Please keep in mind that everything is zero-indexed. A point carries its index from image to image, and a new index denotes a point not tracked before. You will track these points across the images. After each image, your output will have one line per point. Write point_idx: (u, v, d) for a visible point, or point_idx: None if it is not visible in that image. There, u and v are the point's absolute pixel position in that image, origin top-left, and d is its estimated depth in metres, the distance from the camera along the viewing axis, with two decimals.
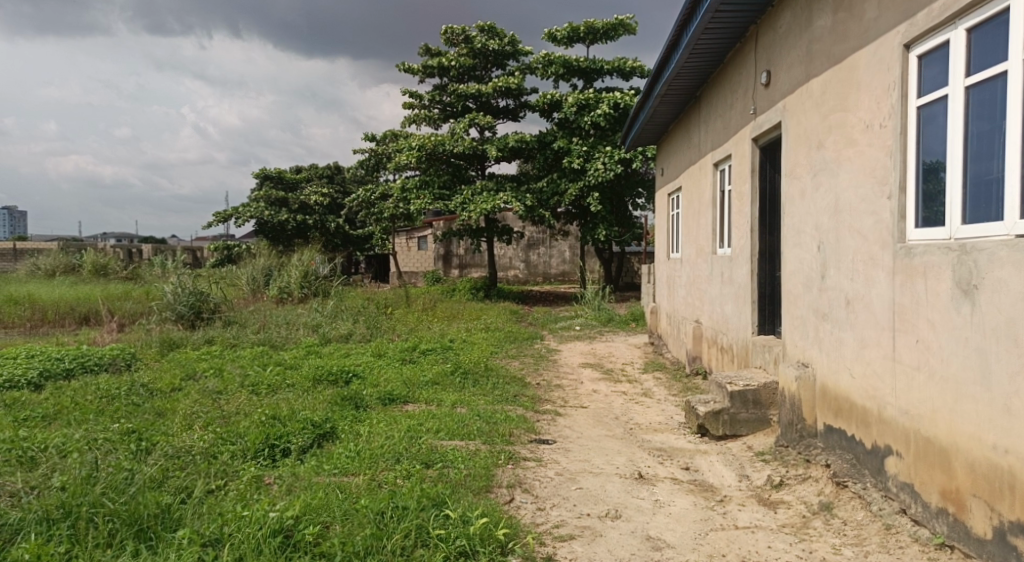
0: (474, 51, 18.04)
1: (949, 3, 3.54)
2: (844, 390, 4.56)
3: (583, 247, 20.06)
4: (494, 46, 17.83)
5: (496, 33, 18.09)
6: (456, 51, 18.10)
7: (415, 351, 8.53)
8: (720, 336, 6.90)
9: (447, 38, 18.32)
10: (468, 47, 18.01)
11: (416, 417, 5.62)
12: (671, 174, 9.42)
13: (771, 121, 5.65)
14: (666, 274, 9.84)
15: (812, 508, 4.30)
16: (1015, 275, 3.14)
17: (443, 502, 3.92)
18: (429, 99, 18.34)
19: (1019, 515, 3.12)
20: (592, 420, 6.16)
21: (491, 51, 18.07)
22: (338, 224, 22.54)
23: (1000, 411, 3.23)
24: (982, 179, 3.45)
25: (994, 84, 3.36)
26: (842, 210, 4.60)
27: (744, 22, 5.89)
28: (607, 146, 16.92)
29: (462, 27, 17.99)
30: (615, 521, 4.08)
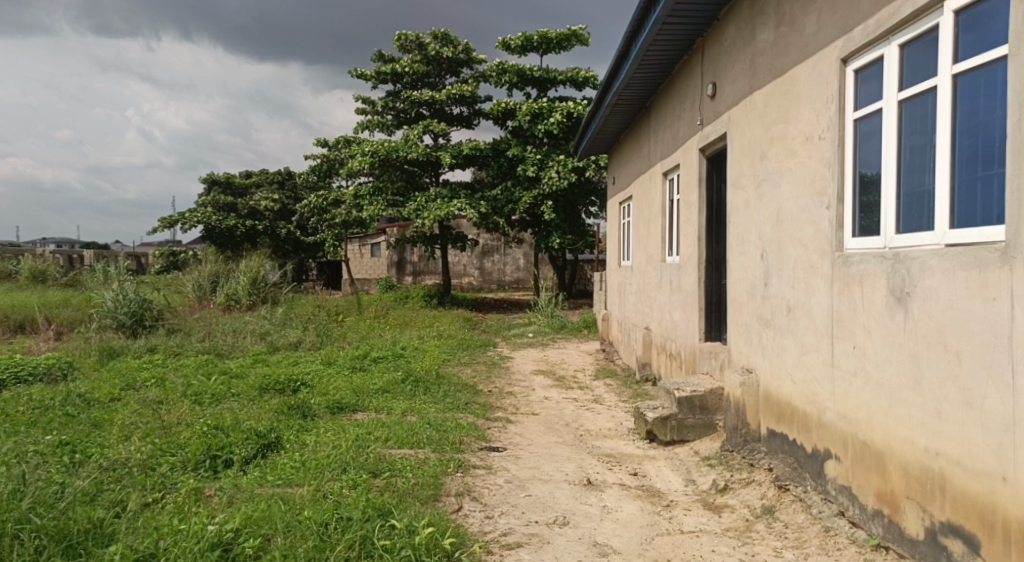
0: (428, 58, 18.05)
1: (884, 19, 3.67)
2: (785, 395, 4.66)
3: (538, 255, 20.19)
4: (448, 54, 17.90)
5: (450, 41, 18.14)
6: (410, 57, 18.08)
7: (366, 359, 8.46)
8: (668, 343, 6.99)
9: (401, 44, 18.32)
10: (422, 54, 18.00)
11: (364, 425, 5.56)
12: (623, 183, 9.54)
13: (717, 132, 5.76)
14: (617, 282, 9.95)
15: (755, 511, 4.37)
16: (944, 283, 3.26)
17: (389, 512, 3.89)
18: (382, 105, 18.31)
19: (949, 516, 3.22)
20: (543, 427, 6.18)
21: (445, 59, 18.14)
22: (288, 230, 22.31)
23: (931, 414, 3.33)
24: (915, 190, 3.56)
25: (923, 100, 3.48)
26: (784, 219, 4.71)
27: (692, 35, 6.00)
28: (560, 155, 17.07)
29: (416, 34, 17.99)
30: (563, 527, 4.10)
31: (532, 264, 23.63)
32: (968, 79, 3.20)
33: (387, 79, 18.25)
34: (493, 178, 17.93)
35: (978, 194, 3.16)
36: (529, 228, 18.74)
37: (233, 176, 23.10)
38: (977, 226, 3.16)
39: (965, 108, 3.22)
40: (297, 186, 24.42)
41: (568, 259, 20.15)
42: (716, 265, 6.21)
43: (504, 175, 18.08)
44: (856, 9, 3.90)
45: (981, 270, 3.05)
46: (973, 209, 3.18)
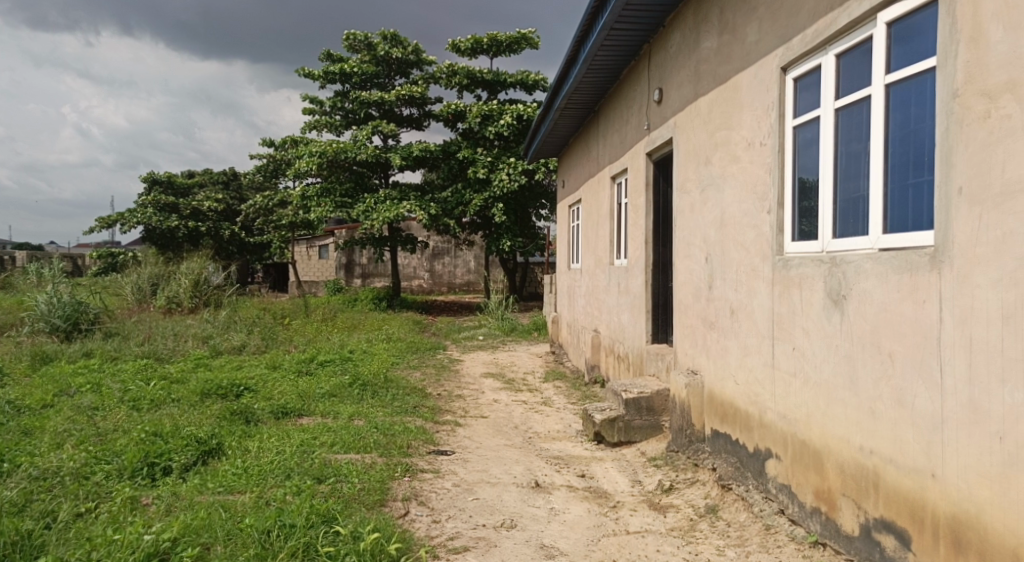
0: (377, 58, 17.92)
1: (821, 30, 3.78)
2: (729, 396, 4.76)
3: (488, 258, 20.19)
4: (398, 54, 17.80)
5: (399, 42, 18.05)
6: (359, 58, 17.93)
7: (313, 363, 8.33)
8: (616, 345, 7.06)
9: (350, 44, 18.15)
10: (370, 54, 17.88)
11: (309, 430, 5.48)
12: (572, 186, 9.61)
13: (663, 137, 5.84)
14: (566, 285, 10.02)
15: (699, 511, 4.44)
16: (878, 286, 3.36)
17: (333, 518, 3.84)
18: (330, 105, 18.09)
19: (882, 512, 3.32)
20: (492, 430, 6.18)
21: (395, 60, 18.03)
22: (232, 231, 21.88)
23: (866, 414, 3.44)
24: (850, 197, 3.67)
25: (859, 109, 3.59)
26: (727, 223, 4.81)
27: (638, 41, 6.09)
28: (511, 158, 17.15)
29: (364, 34, 17.87)
30: (510, 530, 4.09)
31: (482, 266, 23.67)
32: (900, 89, 3.31)
33: (335, 78, 18.03)
34: (444, 180, 17.88)
35: (909, 200, 3.26)
36: (479, 230, 18.74)
37: (175, 176, 22.56)
38: (908, 231, 3.26)
39: (897, 118, 3.33)
40: (242, 186, 24.15)
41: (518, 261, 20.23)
42: (663, 268, 6.29)
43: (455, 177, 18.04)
44: (795, 19, 4.01)
45: (911, 273, 3.15)
46: (905, 215, 3.29)
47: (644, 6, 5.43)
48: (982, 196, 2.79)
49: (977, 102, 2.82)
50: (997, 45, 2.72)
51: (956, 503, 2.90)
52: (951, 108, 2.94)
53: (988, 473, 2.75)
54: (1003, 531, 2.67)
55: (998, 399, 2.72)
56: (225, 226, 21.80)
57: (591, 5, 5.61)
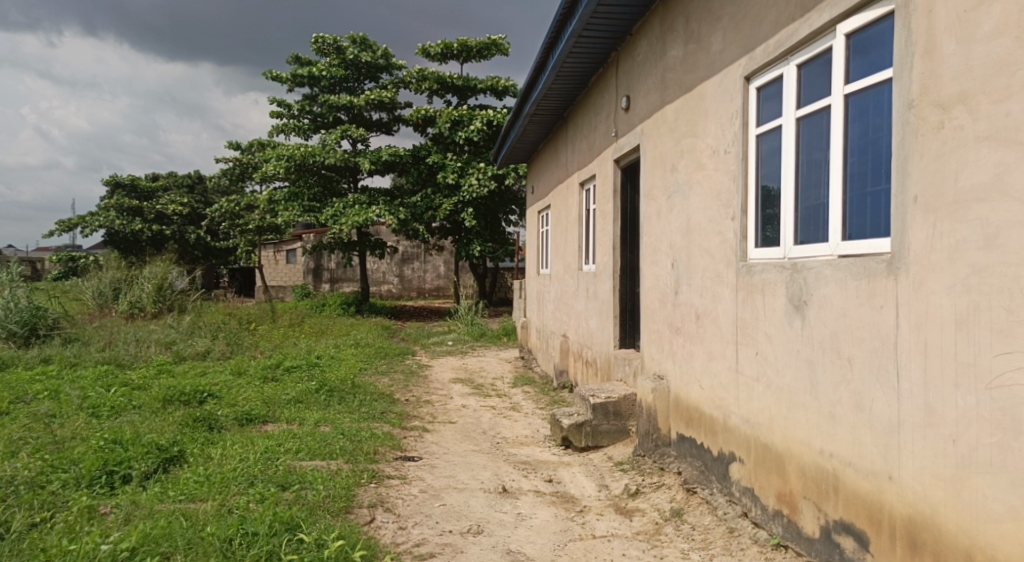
0: (346, 62, 17.86)
1: (783, 40, 3.85)
2: (694, 400, 4.81)
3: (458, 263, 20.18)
4: (366, 59, 17.76)
5: (369, 46, 18.00)
6: (328, 61, 17.84)
7: (279, 369, 8.23)
8: (585, 350, 7.10)
9: (318, 47, 18.05)
10: (340, 57, 17.81)
11: (274, 437, 5.41)
12: (541, 192, 9.65)
13: (630, 143, 5.89)
14: (535, 290, 10.06)
15: (665, 514, 4.48)
16: (838, 292, 3.42)
17: (297, 526, 3.79)
18: (298, 109, 17.95)
19: (842, 514, 3.37)
20: (460, 435, 6.17)
21: (364, 63, 17.98)
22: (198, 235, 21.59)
23: (826, 417, 3.50)
24: (811, 204, 3.74)
25: (819, 118, 3.66)
26: (693, 230, 4.87)
27: (606, 49, 6.16)
28: (480, 163, 17.19)
29: (333, 37, 17.79)
30: (476, 536, 4.08)
31: (452, 271, 23.67)
32: (858, 99, 3.38)
33: (303, 82, 17.91)
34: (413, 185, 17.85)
35: (867, 208, 3.33)
36: (449, 235, 18.73)
37: (139, 179, 22.22)
38: (867, 238, 3.33)
39: (856, 127, 3.40)
40: (207, 190, 23.82)
41: (488, 267, 20.26)
42: (630, 274, 6.34)
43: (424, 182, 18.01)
44: (757, 30, 4.08)
45: (870, 280, 3.22)
46: (864, 222, 3.36)
47: (611, 14, 5.49)
48: (936, 204, 2.86)
49: (931, 113, 2.89)
50: (950, 58, 2.79)
51: (912, 505, 2.96)
52: (907, 118, 3.01)
53: (942, 475, 2.80)
54: (956, 532, 2.72)
55: (951, 402, 2.77)
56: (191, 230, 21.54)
57: (559, 12, 5.66)
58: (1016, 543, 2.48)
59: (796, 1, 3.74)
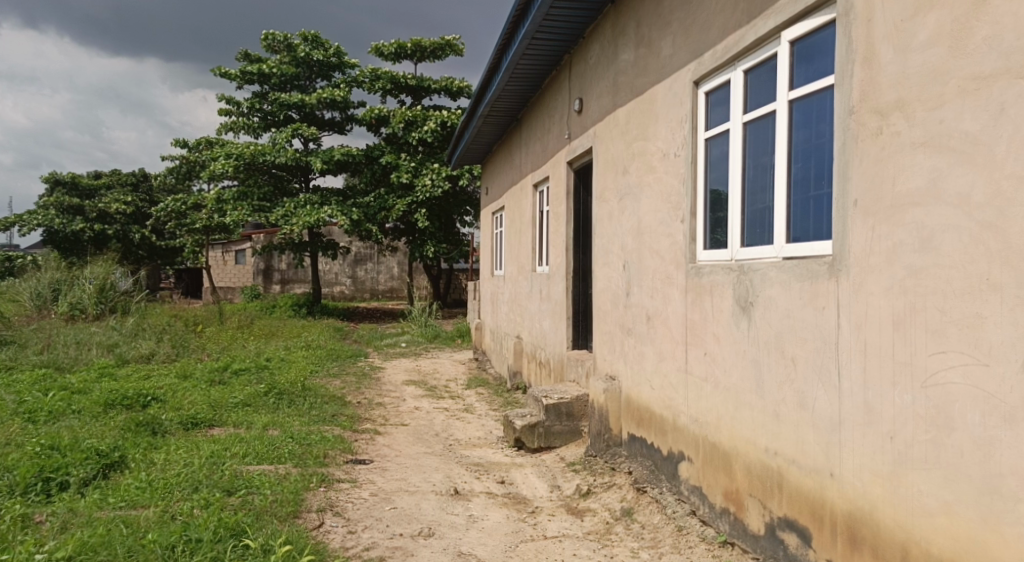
0: (297, 59, 17.64)
1: (730, 46, 3.92)
2: (644, 401, 4.87)
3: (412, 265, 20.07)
4: (318, 57, 17.57)
5: (320, 43, 17.81)
6: (278, 58, 17.58)
7: (226, 372, 8.06)
8: (538, 351, 7.12)
9: (268, 44, 17.78)
10: (291, 55, 17.57)
11: (220, 441, 5.30)
12: (495, 193, 9.66)
13: (583, 146, 5.93)
14: (489, 291, 10.07)
15: (615, 514, 4.51)
16: (782, 294, 3.50)
17: (243, 532, 3.72)
18: (248, 107, 17.64)
19: (786, 511, 3.44)
20: (412, 438, 6.13)
21: (315, 61, 17.77)
22: (143, 234, 21.26)
23: (771, 417, 3.57)
24: (757, 207, 3.81)
25: (764, 123, 3.73)
26: (643, 232, 4.93)
27: (559, 51, 6.20)
28: (434, 163, 17.16)
29: (284, 34, 17.55)
30: (427, 539, 4.05)
31: (406, 273, 23.55)
32: (802, 105, 3.46)
33: (253, 79, 17.60)
34: (366, 185, 17.69)
35: (810, 212, 3.41)
36: (403, 236, 18.61)
37: (80, 176, 21.94)
38: (810, 241, 3.41)
39: (799, 133, 3.48)
40: (153, 189, 23.11)
41: (442, 269, 20.20)
42: (583, 276, 6.39)
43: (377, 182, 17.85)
44: (705, 35, 4.16)
45: (812, 282, 3.29)
46: (807, 226, 3.44)
47: (563, 17, 5.53)
48: (875, 209, 2.95)
49: (871, 119, 2.98)
50: (888, 66, 2.87)
51: (852, 500, 3.03)
52: (848, 124, 3.10)
53: (881, 472, 2.88)
54: (894, 527, 2.81)
55: (889, 400, 2.85)
56: (134, 230, 21.18)
57: (512, 14, 5.68)
58: (949, 538, 2.56)
59: (742, 8, 3.82)
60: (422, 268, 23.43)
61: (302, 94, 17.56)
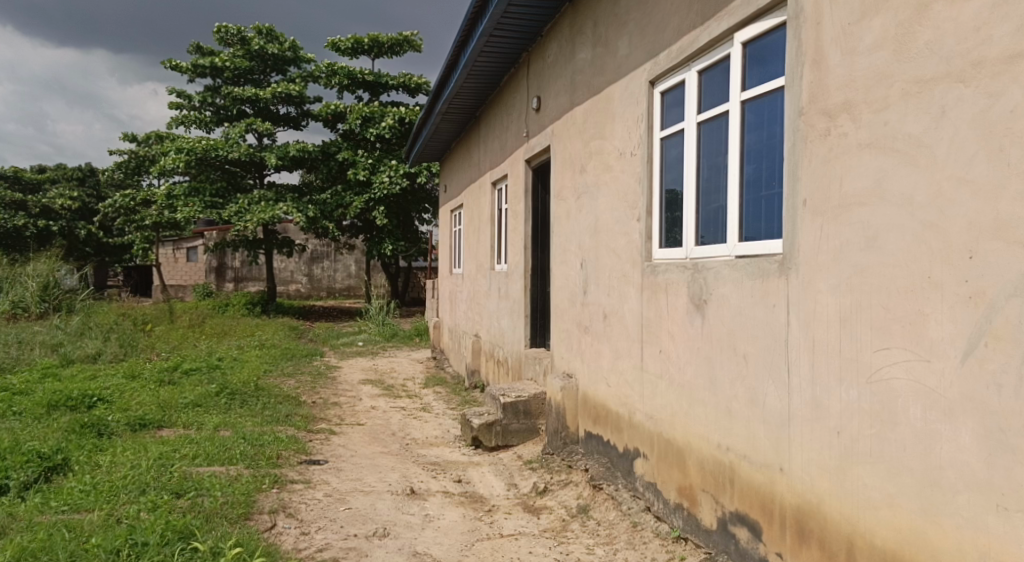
0: (251, 53, 17.34)
1: (685, 47, 3.96)
2: (601, 398, 4.90)
3: (369, 263, 19.92)
4: (273, 51, 17.29)
5: (275, 37, 17.54)
6: (231, 52, 17.26)
7: (176, 372, 7.87)
8: (496, 350, 7.12)
9: (221, 37, 17.45)
10: (244, 48, 17.27)
11: (169, 443, 5.16)
12: (454, 191, 9.63)
13: (541, 144, 5.94)
14: (447, 289, 10.04)
15: (571, 511, 4.53)
16: (734, 291, 3.55)
17: (191, 534, 3.63)
18: (200, 100, 17.27)
19: (737, 506, 3.49)
20: (368, 437, 6.07)
21: (270, 56, 17.50)
22: (88, 230, 20.81)
23: (723, 413, 3.62)
24: (710, 206, 3.85)
25: (717, 123, 3.78)
26: (600, 230, 4.96)
27: (517, 49, 6.19)
28: (392, 160, 17.04)
29: (238, 27, 17.24)
30: (382, 539, 4.01)
31: (363, 271, 23.36)
32: (754, 106, 3.51)
33: (205, 72, 17.25)
34: (323, 182, 17.51)
35: (762, 211, 3.47)
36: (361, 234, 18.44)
37: (23, 170, 21.43)
38: (761, 239, 3.46)
39: (752, 133, 3.53)
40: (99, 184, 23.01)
41: (400, 267, 20.09)
42: (540, 274, 6.41)
43: (334, 179, 17.66)
44: (661, 36, 4.19)
45: (763, 279, 3.35)
46: (759, 224, 3.49)
47: (520, 15, 5.53)
48: (823, 208, 3.00)
49: (819, 120, 3.03)
50: (836, 68, 2.93)
51: (800, 494, 3.09)
52: (798, 125, 3.15)
53: (828, 466, 2.94)
54: (840, 520, 2.87)
55: (836, 395, 2.91)
56: (80, 226, 20.72)
57: (469, 10, 5.66)
58: (892, 529, 2.62)
59: (696, 9, 3.86)
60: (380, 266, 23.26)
61: (257, 88, 17.27)
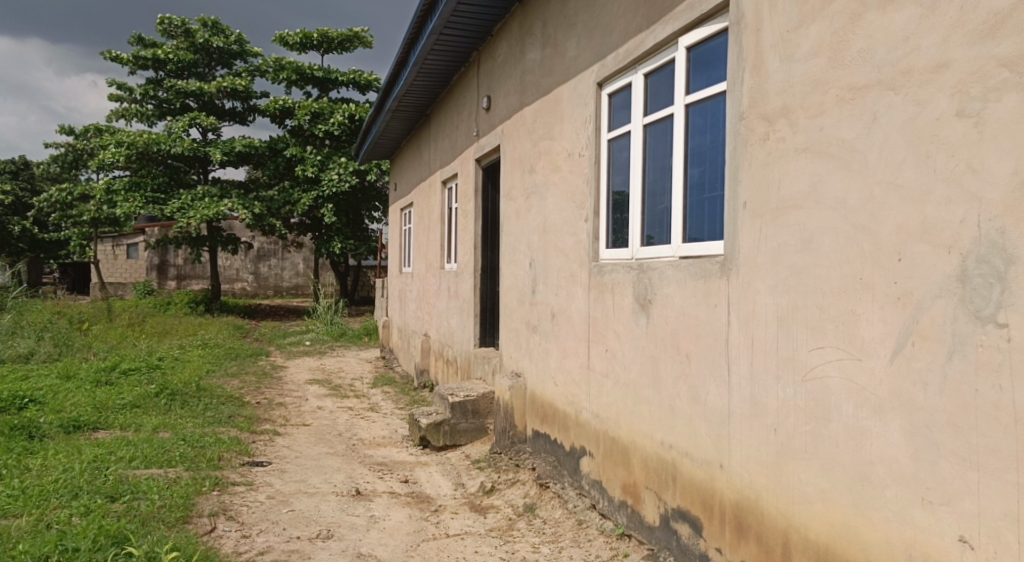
0: (195, 46, 16.95)
1: (632, 50, 4.01)
2: (549, 397, 4.93)
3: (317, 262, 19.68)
4: (218, 44, 16.94)
5: (221, 30, 17.17)
6: (174, 44, 16.84)
7: (114, 372, 7.64)
8: (445, 349, 7.10)
9: (164, 29, 16.98)
10: (188, 41, 16.88)
11: (105, 445, 5.01)
12: (403, 189, 9.57)
13: (490, 143, 5.94)
14: (397, 288, 9.97)
15: (518, 510, 4.55)
16: (678, 291, 3.61)
17: (126, 540, 3.52)
18: (141, 93, 16.80)
19: (679, 502, 3.55)
20: (314, 438, 5.99)
21: (215, 49, 17.14)
22: (23, 226, 20.08)
23: (667, 411, 3.67)
24: (656, 208, 3.90)
25: (662, 126, 3.84)
26: (549, 230, 4.99)
27: (466, 48, 6.20)
28: (341, 157, 16.87)
29: (182, 19, 16.82)
30: (326, 541, 3.95)
31: (312, 270, 23.06)
32: (697, 109, 3.57)
33: (147, 65, 16.78)
34: (269, 179, 17.25)
35: (705, 213, 3.53)
36: (309, 231, 18.18)
37: None
38: (705, 240, 3.52)
39: (696, 137, 3.59)
40: (34, 177, 22.29)
41: (350, 266, 19.88)
42: (489, 274, 6.42)
43: (281, 175, 17.40)
44: (608, 38, 4.24)
45: (705, 280, 3.41)
46: (702, 226, 3.55)
47: (470, 14, 5.53)
48: (762, 211, 3.07)
49: (759, 125, 3.10)
50: (774, 74, 3.01)
51: (739, 491, 3.16)
52: (739, 129, 3.22)
53: (765, 462, 3.01)
54: (777, 515, 2.93)
55: (773, 394, 2.98)
56: (13, 221, 19.99)
57: (419, 9, 5.64)
58: (825, 523, 2.70)
59: (642, 13, 3.91)
60: (329, 265, 22.97)
61: (201, 82, 16.89)
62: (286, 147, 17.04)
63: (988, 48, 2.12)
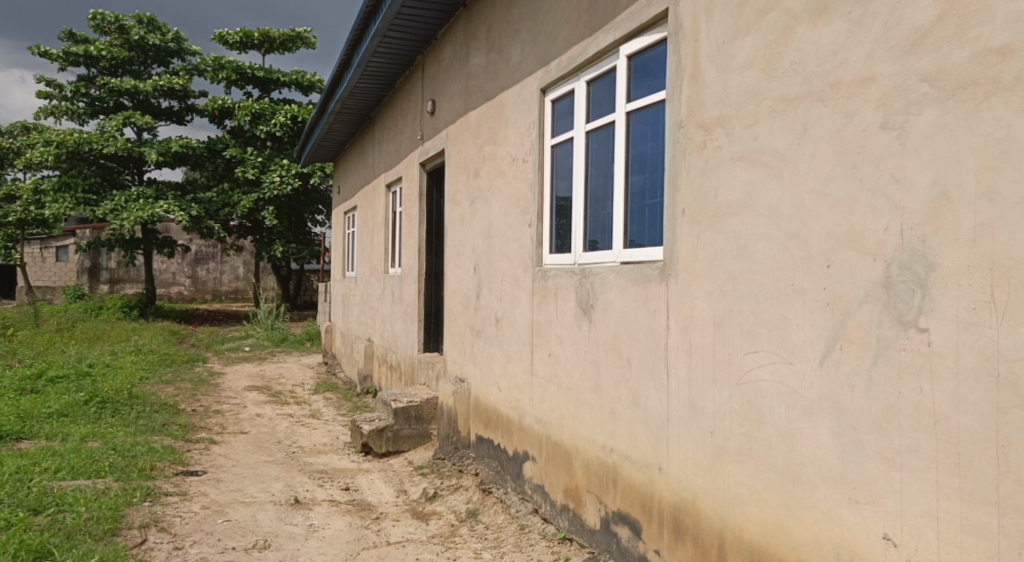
0: (130, 42, 16.45)
1: (575, 56, 4.04)
2: (492, 402, 4.93)
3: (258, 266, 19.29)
4: (154, 41, 16.46)
5: (157, 27, 16.68)
6: (108, 40, 16.30)
7: (40, 380, 7.32)
8: (389, 354, 7.03)
9: (97, 24, 16.43)
10: (123, 38, 16.36)
11: (28, 456, 4.79)
12: (346, 192, 9.45)
13: (435, 147, 5.92)
14: (340, 293, 9.83)
15: (460, 516, 4.52)
16: (619, 297, 3.65)
17: (48, 554, 3.38)
18: (72, 91, 16.20)
19: (620, 505, 3.58)
20: (251, 446, 5.85)
21: (151, 46, 16.65)
22: None
23: (608, 415, 3.71)
24: (598, 213, 3.94)
25: (605, 133, 3.88)
26: (493, 235, 4.99)
27: (410, 51, 6.16)
28: (283, 159, 16.61)
29: (115, 15, 16.31)
30: (262, 551, 3.85)
31: (253, 273, 22.60)
32: (639, 117, 3.62)
33: (79, 61, 16.21)
34: (208, 180, 16.82)
35: (645, 218, 3.58)
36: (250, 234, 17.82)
37: None
38: (645, 246, 3.57)
39: (636, 144, 3.64)
40: None
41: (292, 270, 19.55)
42: (434, 278, 6.38)
43: (221, 177, 17.01)
44: (551, 44, 4.27)
45: (645, 285, 3.46)
46: (643, 231, 3.60)
47: (414, 17, 5.51)
48: (700, 217, 3.13)
49: (696, 133, 3.17)
50: (711, 84, 3.08)
51: (677, 492, 3.20)
52: (678, 137, 3.28)
53: (702, 463, 3.06)
54: (712, 516, 2.99)
55: (710, 397, 3.04)
56: None
57: (362, 10, 5.58)
58: (758, 523, 2.76)
59: (584, 20, 3.96)
60: (270, 269, 22.54)
61: (137, 80, 16.39)
62: (226, 147, 16.66)
63: (909, 64, 2.20)
